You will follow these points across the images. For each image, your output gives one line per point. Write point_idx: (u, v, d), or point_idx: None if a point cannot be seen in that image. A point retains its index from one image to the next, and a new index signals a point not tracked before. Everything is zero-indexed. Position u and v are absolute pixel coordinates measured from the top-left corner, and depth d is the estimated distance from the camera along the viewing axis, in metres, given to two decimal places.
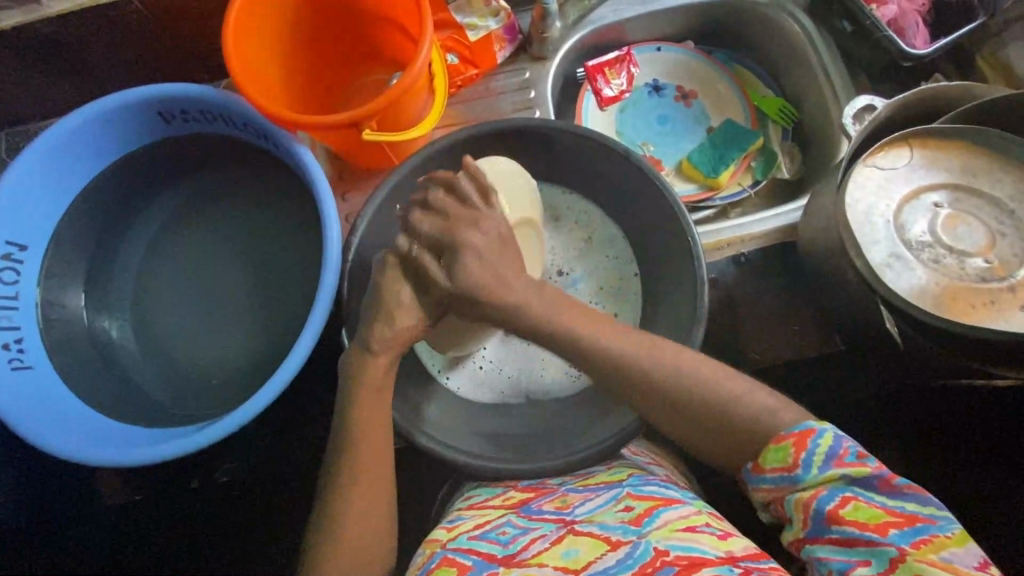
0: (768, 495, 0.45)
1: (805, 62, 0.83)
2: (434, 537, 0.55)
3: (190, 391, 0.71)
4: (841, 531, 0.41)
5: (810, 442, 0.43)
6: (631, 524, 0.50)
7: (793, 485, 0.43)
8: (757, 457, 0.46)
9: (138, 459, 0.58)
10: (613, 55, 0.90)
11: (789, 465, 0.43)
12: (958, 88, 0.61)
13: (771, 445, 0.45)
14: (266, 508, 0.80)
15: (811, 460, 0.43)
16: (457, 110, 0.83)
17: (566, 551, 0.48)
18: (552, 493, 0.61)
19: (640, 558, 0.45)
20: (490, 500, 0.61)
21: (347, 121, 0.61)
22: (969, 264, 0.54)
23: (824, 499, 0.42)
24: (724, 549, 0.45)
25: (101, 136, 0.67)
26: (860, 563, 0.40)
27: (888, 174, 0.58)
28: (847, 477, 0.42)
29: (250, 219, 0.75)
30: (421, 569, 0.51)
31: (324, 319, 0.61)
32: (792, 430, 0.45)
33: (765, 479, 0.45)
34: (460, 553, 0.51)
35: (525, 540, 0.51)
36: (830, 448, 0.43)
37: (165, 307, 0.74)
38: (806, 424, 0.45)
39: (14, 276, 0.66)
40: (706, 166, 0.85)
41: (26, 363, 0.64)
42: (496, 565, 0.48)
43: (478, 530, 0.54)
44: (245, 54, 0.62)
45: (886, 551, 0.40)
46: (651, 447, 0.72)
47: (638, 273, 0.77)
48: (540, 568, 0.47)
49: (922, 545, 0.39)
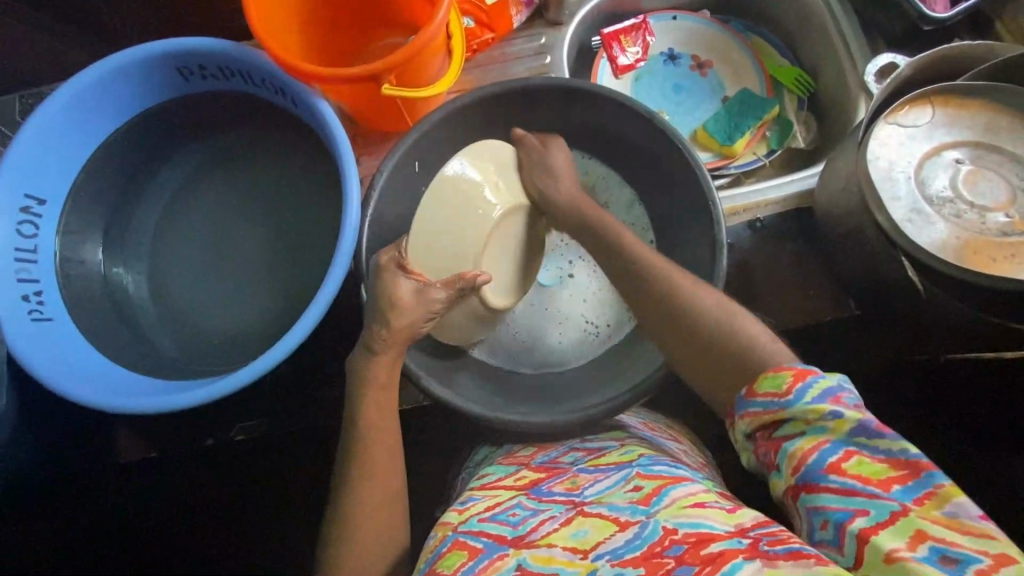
0: (756, 422, 0.45)
1: (822, 29, 0.83)
2: (446, 520, 0.54)
3: (206, 348, 0.71)
4: (840, 480, 0.41)
5: (809, 377, 0.44)
6: (640, 503, 0.49)
7: (783, 411, 0.44)
8: (754, 382, 0.47)
9: (160, 407, 0.59)
10: (629, 23, 0.89)
11: (783, 390, 0.44)
12: (980, 46, 0.61)
13: (768, 374, 0.46)
14: (284, 466, 0.82)
15: (806, 392, 0.43)
16: (473, 74, 0.82)
17: (574, 533, 0.48)
18: (564, 473, 0.59)
19: (647, 538, 0.45)
20: (502, 481, 0.60)
21: (367, 75, 0.61)
22: (990, 219, 0.54)
23: (825, 449, 0.42)
24: (733, 523, 0.45)
25: (120, 92, 0.67)
26: (858, 513, 0.39)
27: (909, 131, 0.58)
28: (846, 422, 0.42)
29: (267, 179, 0.75)
30: (433, 552, 0.51)
31: (344, 272, 0.61)
32: (793, 364, 0.45)
33: (756, 402, 0.46)
34: (471, 536, 0.50)
35: (536, 521, 0.50)
36: (829, 388, 0.43)
37: (181, 267, 0.74)
38: (809, 365, 0.45)
39: (33, 229, 0.66)
40: (722, 134, 0.85)
41: (45, 315, 0.65)
42: (507, 547, 0.48)
43: (488, 512, 0.53)
44: (264, 8, 0.62)
45: (886, 505, 0.39)
46: (668, 423, 0.73)
47: (654, 240, 0.77)
48: (549, 549, 0.47)
49: (925, 501, 0.38)
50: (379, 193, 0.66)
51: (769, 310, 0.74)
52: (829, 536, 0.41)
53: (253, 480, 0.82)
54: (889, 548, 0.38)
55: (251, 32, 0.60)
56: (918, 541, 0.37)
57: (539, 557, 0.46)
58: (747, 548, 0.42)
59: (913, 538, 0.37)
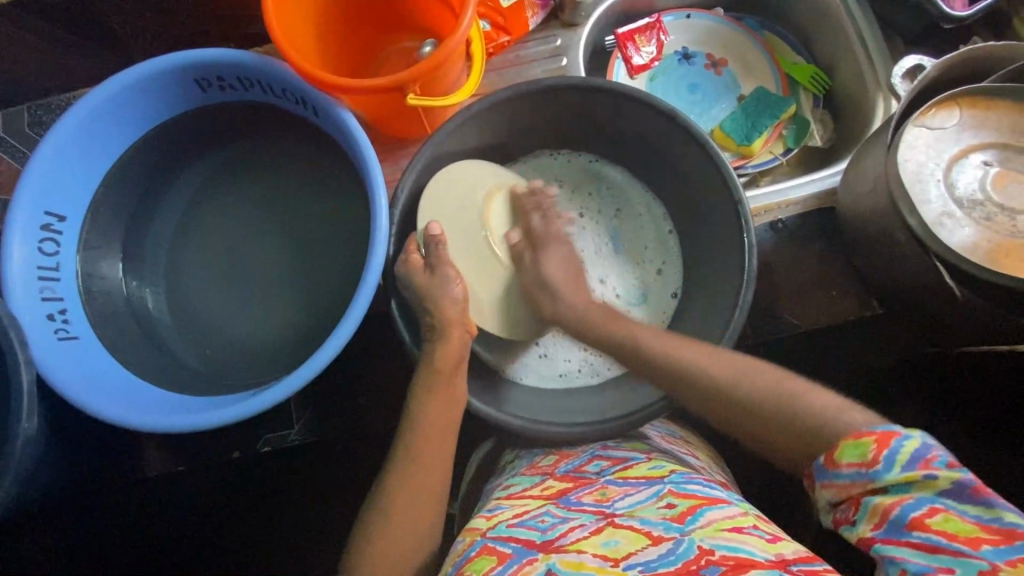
0: (841, 491, 0.42)
1: (838, 26, 0.82)
2: (475, 526, 0.56)
3: (231, 363, 0.71)
4: (922, 536, 0.38)
5: (893, 442, 0.40)
6: (673, 520, 0.49)
7: (871, 482, 0.40)
8: (833, 449, 0.43)
9: (190, 426, 0.58)
10: (643, 22, 0.89)
11: (869, 460, 0.40)
12: (1006, 46, 0.61)
13: (850, 440, 0.42)
14: (309, 473, 0.82)
15: (894, 458, 0.39)
16: (488, 77, 0.82)
17: (605, 541, 0.48)
18: (592, 483, 0.59)
19: (682, 555, 0.45)
20: (529, 491, 0.60)
21: (392, 85, 0.60)
22: (1020, 220, 0.55)
23: (907, 506, 0.39)
24: (773, 552, 0.44)
25: (135, 105, 0.66)
26: (942, 571, 0.37)
27: (937, 134, 0.58)
28: (937, 481, 0.38)
29: (286, 190, 0.75)
30: (461, 557, 0.52)
31: (376, 286, 0.60)
32: (876, 427, 0.41)
33: (840, 473, 0.42)
34: (500, 541, 0.51)
35: (564, 528, 0.51)
36: (917, 450, 0.39)
37: (201, 280, 0.74)
38: (892, 425, 0.41)
39: (54, 247, 0.65)
40: (739, 134, 0.85)
41: (71, 334, 0.64)
42: (536, 551, 0.49)
43: (517, 519, 0.54)
44: (282, 18, 0.61)
45: (973, 564, 0.36)
46: (686, 435, 0.74)
47: (672, 229, 0.80)
48: (578, 554, 0.47)
49: (1022, 562, 0.35)
50: (403, 203, 0.65)
51: (789, 311, 0.74)
52: None
53: (281, 486, 0.82)
54: None
55: (274, 46, 0.59)
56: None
57: (568, 563, 0.46)
58: None
59: None
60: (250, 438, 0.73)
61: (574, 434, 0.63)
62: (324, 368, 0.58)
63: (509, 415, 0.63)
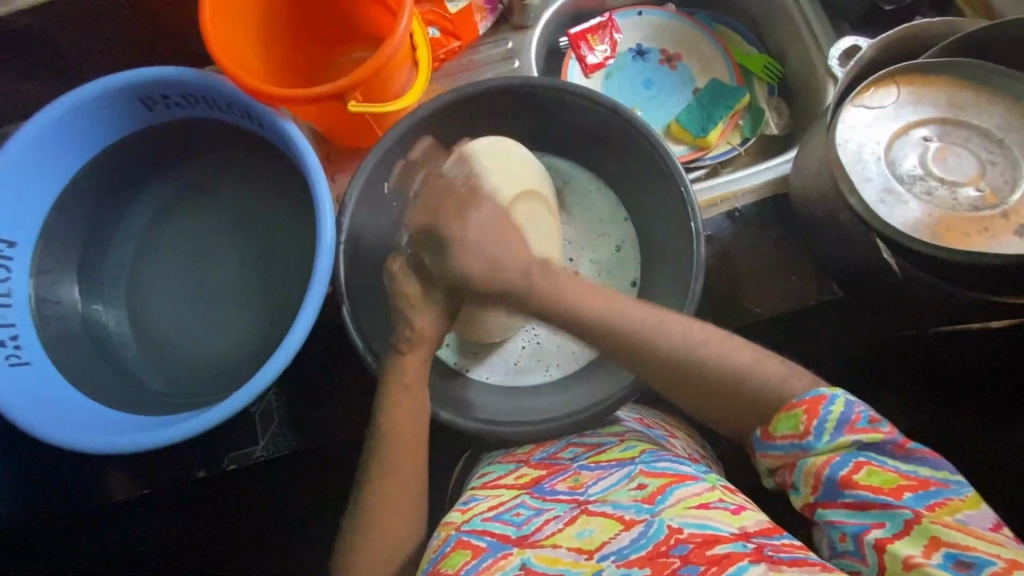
0: (777, 461, 0.43)
1: (786, 15, 0.83)
2: (448, 519, 0.50)
3: (189, 383, 0.70)
4: (854, 495, 0.39)
5: (821, 408, 0.41)
6: (644, 502, 0.45)
7: (805, 453, 0.41)
8: (769, 423, 0.44)
9: (137, 446, 0.57)
10: (596, 22, 0.89)
11: (801, 432, 0.41)
12: (942, 23, 0.62)
13: (781, 413, 0.43)
14: (281, 486, 0.82)
15: (823, 427, 0.40)
16: (441, 84, 0.82)
17: (579, 532, 0.44)
18: (565, 470, 0.54)
19: (653, 537, 0.42)
20: (503, 479, 0.55)
21: (333, 93, 0.60)
22: (961, 194, 0.55)
23: (837, 465, 0.40)
24: (738, 526, 0.42)
25: (80, 127, 0.66)
26: (875, 525, 0.38)
27: (876, 113, 0.58)
28: (858, 441, 0.40)
29: (239, 204, 0.75)
30: (435, 552, 0.47)
31: (323, 297, 0.60)
32: (803, 397, 0.42)
33: (775, 445, 0.43)
34: (475, 534, 0.46)
35: (539, 521, 0.47)
36: (842, 414, 0.40)
37: (159, 300, 0.73)
38: (816, 389, 0.42)
39: (4, 273, 0.66)
40: (695, 126, 0.85)
41: (22, 359, 0.64)
42: (511, 546, 0.44)
43: (492, 512, 0.49)
44: (223, 36, 0.62)
45: (898, 515, 0.37)
46: (662, 416, 0.69)
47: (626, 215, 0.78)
48: (554, 549, 0.43)
49: (938, 507, 0.37)
50: (352, 214, 0.65)
51: (754, 299, 0.73)
52: (849, 548, 0.39)
53: (253, 501, 0.82)
54: (905, 556, 0.36)
55: (213, 61, 0.59)
56: (933, 548, 0.36)
57: (543, 558, 0.43)
58: (751, 552, 0.39)
59: (928, 545, 0.36)
60: (214, 457, 0.72)
61: (544, 430, 0.62)
62: (274, 379, 0.57)
63: (466, 418, 0.63)
